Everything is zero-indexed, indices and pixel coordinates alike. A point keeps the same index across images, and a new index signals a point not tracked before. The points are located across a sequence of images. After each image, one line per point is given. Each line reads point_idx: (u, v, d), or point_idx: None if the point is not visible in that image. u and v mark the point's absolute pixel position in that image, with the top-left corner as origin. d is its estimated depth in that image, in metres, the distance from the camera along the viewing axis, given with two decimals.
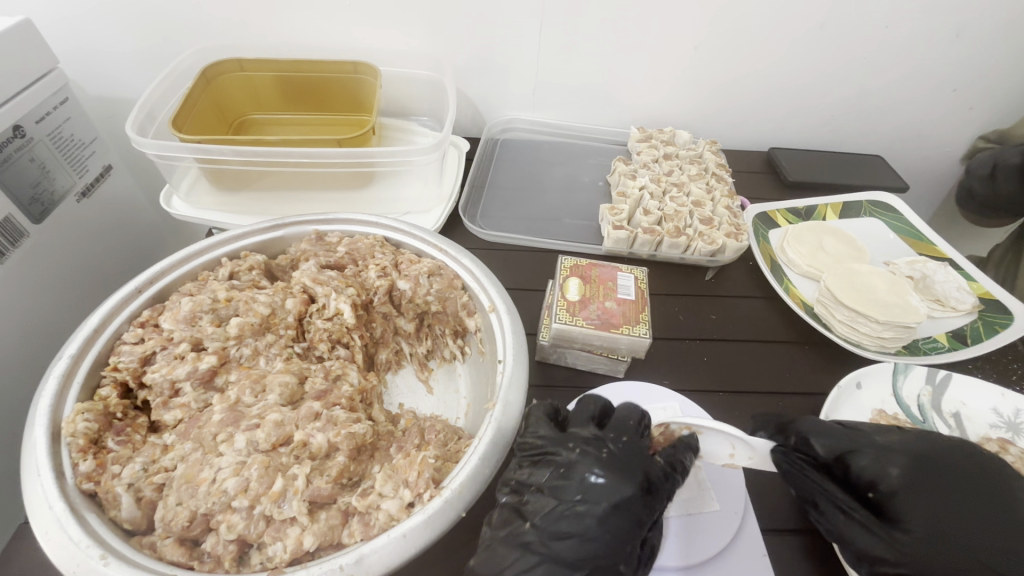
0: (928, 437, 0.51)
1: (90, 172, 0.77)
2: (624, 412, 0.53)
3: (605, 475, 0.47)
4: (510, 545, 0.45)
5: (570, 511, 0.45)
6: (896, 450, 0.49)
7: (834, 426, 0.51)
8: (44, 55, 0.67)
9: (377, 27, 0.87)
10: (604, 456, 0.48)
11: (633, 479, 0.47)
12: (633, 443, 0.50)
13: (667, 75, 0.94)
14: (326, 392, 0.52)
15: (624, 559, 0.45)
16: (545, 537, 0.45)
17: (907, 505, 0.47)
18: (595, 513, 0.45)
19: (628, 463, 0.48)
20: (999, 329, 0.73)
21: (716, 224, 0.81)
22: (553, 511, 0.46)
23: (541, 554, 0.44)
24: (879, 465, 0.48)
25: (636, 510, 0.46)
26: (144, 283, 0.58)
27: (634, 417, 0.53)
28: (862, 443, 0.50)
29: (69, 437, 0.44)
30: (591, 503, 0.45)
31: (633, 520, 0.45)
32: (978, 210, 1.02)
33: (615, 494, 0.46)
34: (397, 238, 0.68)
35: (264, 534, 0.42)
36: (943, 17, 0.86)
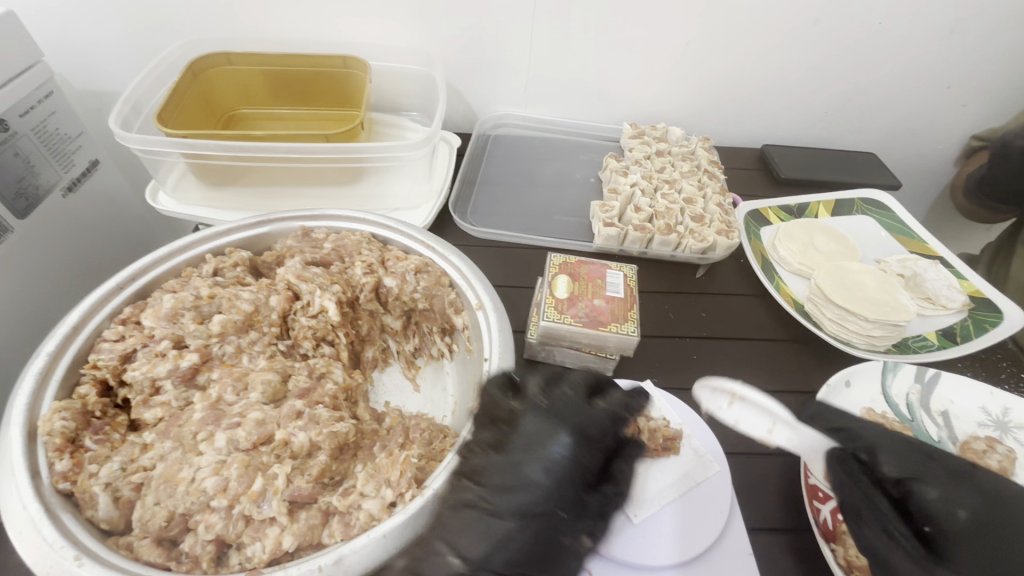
0: (999, 483, 0.48)
1: (75, 166, 0.76)
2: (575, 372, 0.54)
3: (546, 424, 0.48)
4: (455, 510, 0.44)
5: (515, 466, 0.46)
6: (969, 494, 0.46)
7: (906, 450, 0.50)
8: (28, 46, 0.65)
9: (367, 20, 0.86)
10: (546, 408, 0.50)
11: (570, 425, 0.48)
12: (575, 395, 0.51)
13: (660, 71, 0.94)
14: (309, 391, 0.52)
15: (567, 508, 0.45)
16: (487, 490, 0.45)
17: (961, 548, 0.44)
18: (536, 461, 0.46)
19: (568, 412, 0.49)
20: (989, 327, 0.73)
21: (707, 221, 0.80)
22: (497, 466, 0.46)
23: (483, 508, 0.44)
24: (948, 500, 0.46)
25: (577, 457, 0.47)
26: (126, 279, 0.57)
27: (585, 377, 0.53)
28: (932, 474, 0.48)
29: (46, 436, 0.44)
30: (533, 454, 0.46)
31: (573, 465, 0.46)
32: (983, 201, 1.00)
33: (555, 442, 0.47)
34: (385, 234, 0.67)
35: (243, 534, 0.42)
36: (939, 13, 0.85)
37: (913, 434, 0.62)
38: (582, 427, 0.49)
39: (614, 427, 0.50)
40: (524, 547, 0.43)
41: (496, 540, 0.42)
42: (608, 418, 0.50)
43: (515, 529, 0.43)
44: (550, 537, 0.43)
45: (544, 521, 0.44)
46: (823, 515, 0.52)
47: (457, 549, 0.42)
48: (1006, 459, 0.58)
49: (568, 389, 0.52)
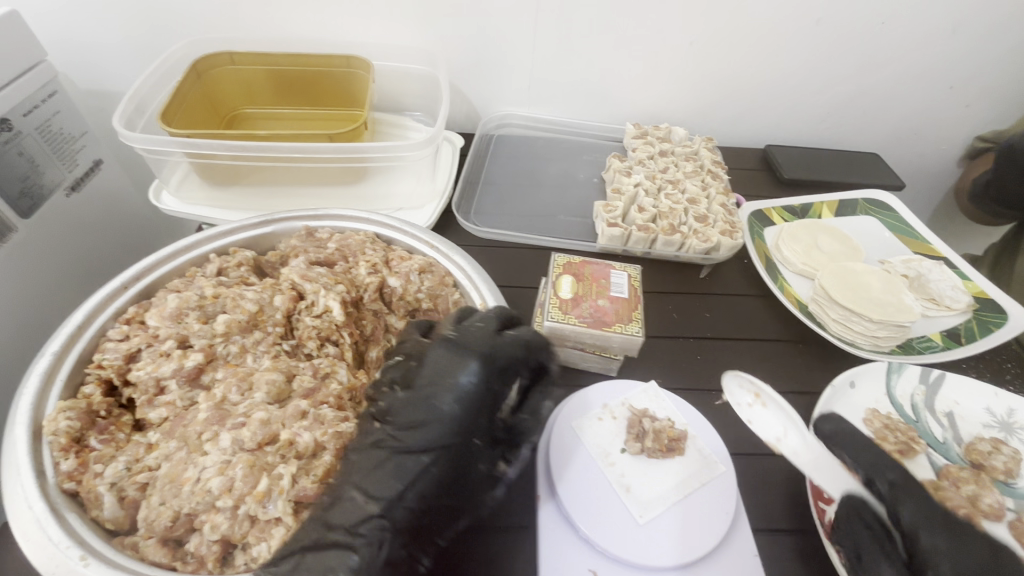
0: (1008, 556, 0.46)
1: (79, 167, 0.76)
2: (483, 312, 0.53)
3: (449, 358, 0.48)
4: (367, 449, 0.46)
5: (421, 402, 0.46)
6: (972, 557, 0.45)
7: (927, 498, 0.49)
8: (32, 46, 0.66)
9: (369, 20, 0.86)
10: (450, 341, 0.49)
11: (474, 355, 0.48)
12: (482, 328, 0.50)
13: (662, 71, 0.94)
14: (314, 391, 0.52)
15: (478, 434, 0.48)
16: (394, 429, 0.46)
17: None
18: (439, 394, 0.46)
19: (472, 344, 0.49)
20: (993, 328, 0.73)
21: (711, 221, 0.80)
22: (401, 404, 0.47)
23: (392, 448, 0.45)
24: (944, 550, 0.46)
25: (483, 384, 0.47)
26: (130, 279, 0.57)
27: (494, 315, 0.52)
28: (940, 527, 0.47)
29: (51, 436, 0.44)
30: (436, 388, 0.47)
31: (480, 395, 0.47)
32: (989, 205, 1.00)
33: (459, 373, 0.47)
34: (389, 234, 0.68)
35: (248, 534, 0.42)
36: (942, 14, 0.85)
37: (919, 435, 0.62)
38: (488, 357, 0.48)
39: (521, 360, 0.50)
40: (435, 478, 0.45)
41: (408, 478, 0.44)
42: (515, 348, 0.50)
43: (425, 462, 0.45)
44: (463, 464, 0.46)
45: (451, 451, 0.46)
46: (829, 515, 0.52)
47: (365, 491, 0.43)
48: (1012, 461, 0.58)
49: (477, 324, 0.51)
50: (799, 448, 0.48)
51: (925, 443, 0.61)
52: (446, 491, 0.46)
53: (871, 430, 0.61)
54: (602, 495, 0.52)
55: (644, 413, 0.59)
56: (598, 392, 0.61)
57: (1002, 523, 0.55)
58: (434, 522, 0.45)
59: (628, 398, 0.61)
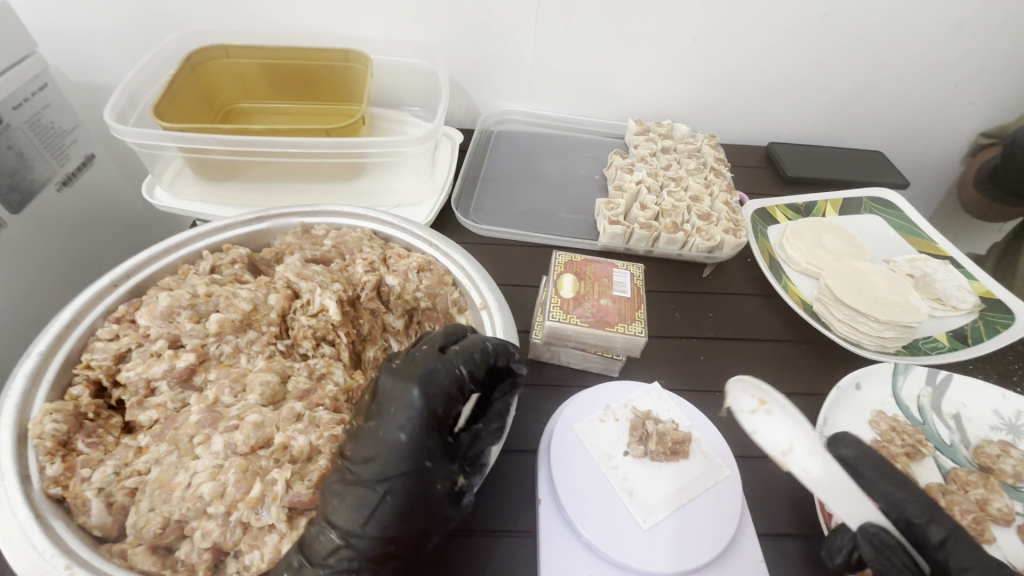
0: None
1: (70, 161, 0.74)
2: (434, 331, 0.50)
3: (391, 382, 0.44)
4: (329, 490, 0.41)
5: (368, 431, 0.42)
6: None
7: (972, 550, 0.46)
8: (20, 37, 0.64)
9: (365, 12, 0.84)
10: (395, 365, 0.45)
11: (416, 376, 0.44)
12: (428, 349, 0.47)
13: (665, 67, 0.92)
14: (309, 392, 0.50)
15: (432, 458, 0.42)
16: (351, 463, 0.41)
17: None
18: (385, 421, 0.42)
19: (416, 366, 0.45)
20: (1000, 329, 0.72)
21: (715, 219, 0.79)
22: (355, 438, 0.43)
23: (351, 481, 0.41)
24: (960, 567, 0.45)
25: (427, 406, 0.43)
26: (120, 277, 0.56)
27: (442, 335, 0.49)
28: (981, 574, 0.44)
29: (36, 439, 0.42)
30: (378, 416, 0.42)
31: (426, 416, 0.42)
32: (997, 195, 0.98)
33: (402, 396, 0.43)
34: (386, 231, 0.66)
35: (240, 542, 0.41)
36: (949, 9, 0.84)
37: (926, 437, 0.61)
38: (428, 378, 0.44)
39: (472, 374, 0.46)
40: (396, 508, 0.40)
41: (369, 511, 0.39)
42: (459, 366, 0.46)
43: (383, 494, 0.40)
44: (423, 491, 0.41)
45: (409, 481, 0.41)
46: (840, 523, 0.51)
47: (334, 524, 0.40)
48: (1021, 464, 0.57)
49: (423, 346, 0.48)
50: (805, 464, 0.44)
51: (933, 445, 0.60)
52: (411, 522, 0.41)
53: (877, 432, 0.60)
54: (604, 501, 0.51)
55: (648, 415, 0.57)
56: (599, 394, 0.60)
57: (1010, 527, 0.54)
58: (406, 550, 0.41)
59: (631, 399, 0.60)
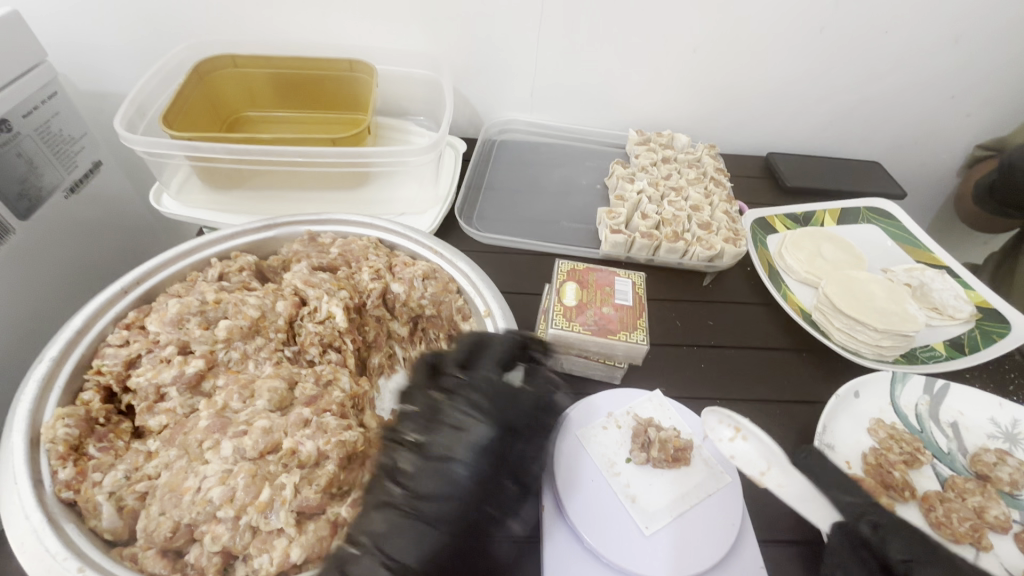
0: None
1: (78, 168, 0.75)
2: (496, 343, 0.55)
3: (470, 417, 0.50)
4: (380, 512, 0.45)
5: (435, 467, 0.48)
6: None
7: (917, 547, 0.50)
8: (32, 47, 0.65)
9: (372, 24, 0.86)
10: (472, 399, 0.51)
11: (493, 418, 0.51)
12: (500, 381, 0.53)
13: (666, 78, 0.94)
14: (316, 398, 0.51)
15: (494, 501, 0.49)
16: (412, 496, 0.46)
17: None
18: (457, 458, 0.48)
19: (493, 400, 0.51)
20: (996, 338, 0.73)
21: (715, 228, 0.80)
22: (419, 468, 0.47)
23: (410, 514, 0.45)
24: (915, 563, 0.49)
25: (500, 447, 0.50)
26: (130, 283, 0.56)
27: (505, 358, 0.54)
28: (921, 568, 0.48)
29: (49, 443, 0.43)
30: (452, 455, 0.48)
31: (495, 460, 0.49)
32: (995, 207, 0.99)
33: (479, 436, 0.49)
34: (392, 239, 0.67)
35: (250, 546, 0.41)
36: (944, 23, 0.86)
37: (924, 445, 0.62)
38: (508, 415, 0.51)
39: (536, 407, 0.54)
40: (449, 546, 0.45)
41: (427, 544, 0.45)
42: (533, 402, 0.54)
43: (442, 530, 0.46)
44: (475, 532, 0.47)
45: (468, 518, 0.47)
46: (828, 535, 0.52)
47: (387, 554, 0.43)
48: (1017, 472, 0.58)
49: (491, 372, 0.53)
50: (784, 481, 0.53)
51: (930, 454, 0.61)
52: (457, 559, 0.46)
53: (875, 440, 0.61)
54: (607, 507, 0.52)
55: (650, 422, 0.58)
56: (602, 402, 0.61)
57: (1007, 535, 0.55)
58: None
59: (634, 407, 0.60)
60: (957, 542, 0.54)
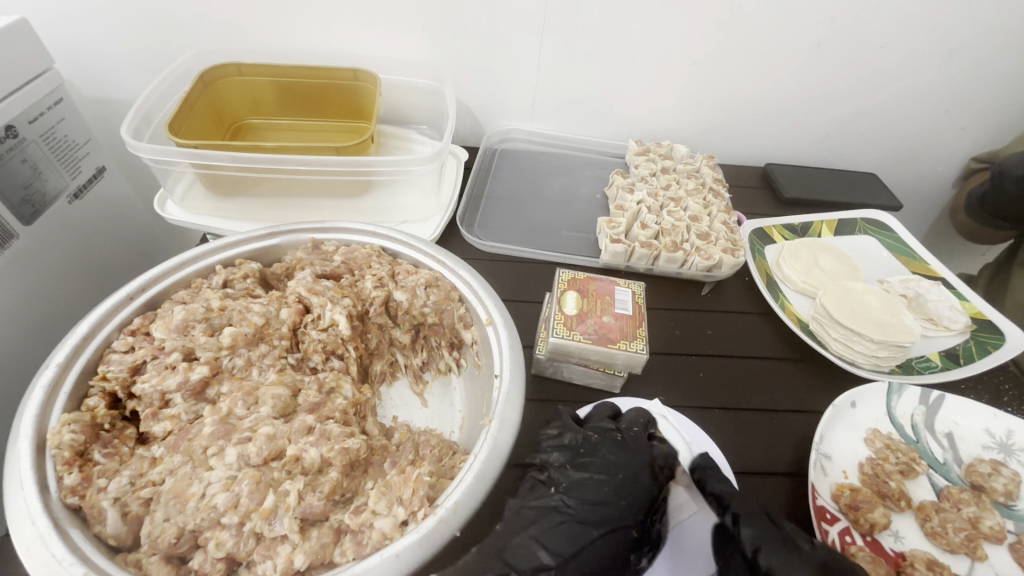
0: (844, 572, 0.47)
1: (82, 174, 0.76)
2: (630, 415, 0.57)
3: (620, 456, 0.52)
4: (538, 508, 0.49)
5: (590, 481, 0.50)
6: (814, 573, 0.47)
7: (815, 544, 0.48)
8: (39, 54, 0.66)
9: (377, 35, 0.87)
10: (616, 439, 0.53)
11: (643, 458, 0.52)
12: (640, 432, 0.55)
13: (665, 90, 0.95)
14: (319, 405, 0.52)
15: (638, 527, 0.50)
16: (567, 499, 0.49)
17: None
18: (612, 482, 0.50)
19: (640, 447, 0.54)
20: (991, 349, 0.74)
21: (713, 239, 0.81)
22: (577, 481, 0.50)
23: (563, 516, 0.49)
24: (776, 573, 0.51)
25: (648, 487, 0.51)
26: (136, 290, 0.57)
27: (644, 418, 0.57)
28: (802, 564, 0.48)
29: (54, 449, 0.43)
30: (607, 475, 0.51)
31: (646, 492, 0.51)
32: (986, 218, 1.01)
33: (631, 468, 0.51)
34: (395, 248, 0.67)
35: (254, 552, 0.42)
36: (937, 40, 0.87)
37: (920, 455, 0.62)
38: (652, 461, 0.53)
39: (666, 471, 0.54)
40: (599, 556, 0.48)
41: (580, 544, 0.47)
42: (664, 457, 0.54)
43: (596, 537, 0.48)
44: (617, 552, 0.48)
45: (617, 537, 0.49)
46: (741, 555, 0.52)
47: (546, 547, 0.47)
48: (1012, 483, 0.59)
49: (634, 425, 0.56)
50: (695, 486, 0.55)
51: (926, 464, 0.62)
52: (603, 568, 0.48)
53: (872, 450, 0.62)
54: None
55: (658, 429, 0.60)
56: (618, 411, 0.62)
57: (1001, 544, 0.56)
58: None
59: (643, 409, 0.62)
60: (953, 551, 0.55)
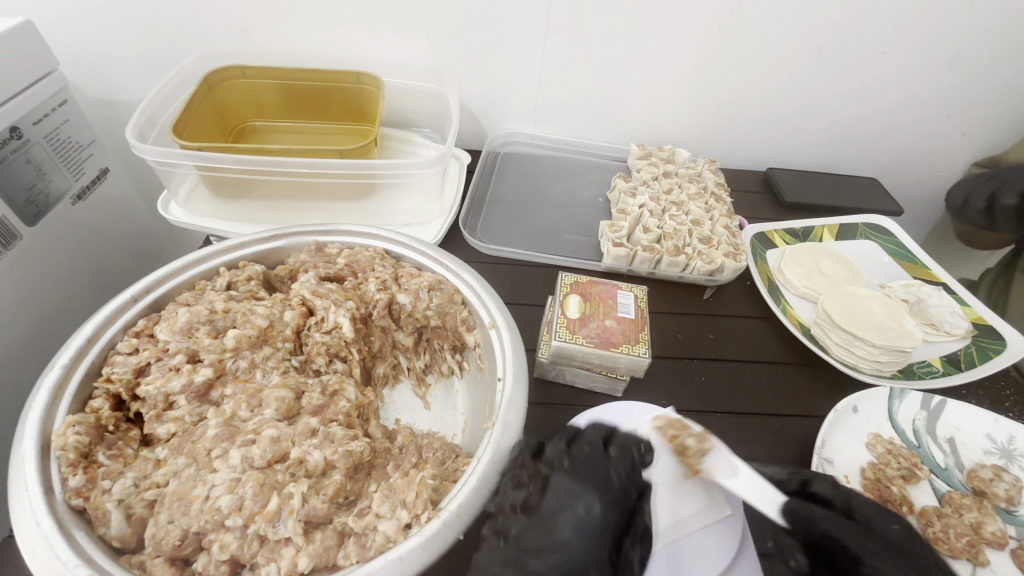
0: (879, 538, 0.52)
1: (86, 175, 0.76)
2: (590, 433, 0.51)
3: (567, 485, 0.45)
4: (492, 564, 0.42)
5: (542, 525, 0.43)
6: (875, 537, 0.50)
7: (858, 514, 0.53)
8: (44, 56, 0.66)
9: (381, 39, 0.88)
10: (567, 468, 0.47)
11: (597, 482, 0.45)
12: (592, 452, 0.48)
13: (667, 95, 0.96)
14: (323, 408, 0.52)
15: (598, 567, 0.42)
16: (515, 547, 0.42)
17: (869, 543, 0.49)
18: (563, 524, 0.43)
19: (592, 470, 0.46)
20: (992, 355, 0.74)
21: (715, 243, 0.81)
22: (526, 530, 0.43)
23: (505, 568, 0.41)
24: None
25: (603, 516, 0.44)
26: (140, 291, 0.57)
27: (600, 435, 0.50)
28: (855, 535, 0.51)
29: (59, 451, 0.43)
30: (560, 515, 0.43)
31: (600, 524, 0.43)
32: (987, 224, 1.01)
33: (584, 501, 0.44)
34: (398, 251, 0.67)
35: (257, 555, 0.42)
36: (938, 46, 0.88)
37: (922, 460, 0.62)
38: (604, 484, 0.45)
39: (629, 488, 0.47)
40: None
41: None
42: (624, 473, 0.47)
43: None
44: None
45: None
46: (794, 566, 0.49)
47: None
48: (1014, 488, 0.59)
49: (587, 444, 0.49)
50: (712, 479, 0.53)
51: (927, 469, 0.62)
52: None
53: (874, 455, 0.62)
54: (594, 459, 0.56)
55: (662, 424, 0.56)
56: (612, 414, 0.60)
57: (1003, 550, 0.56)
58: None
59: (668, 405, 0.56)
60: (955, 556, 0.55)
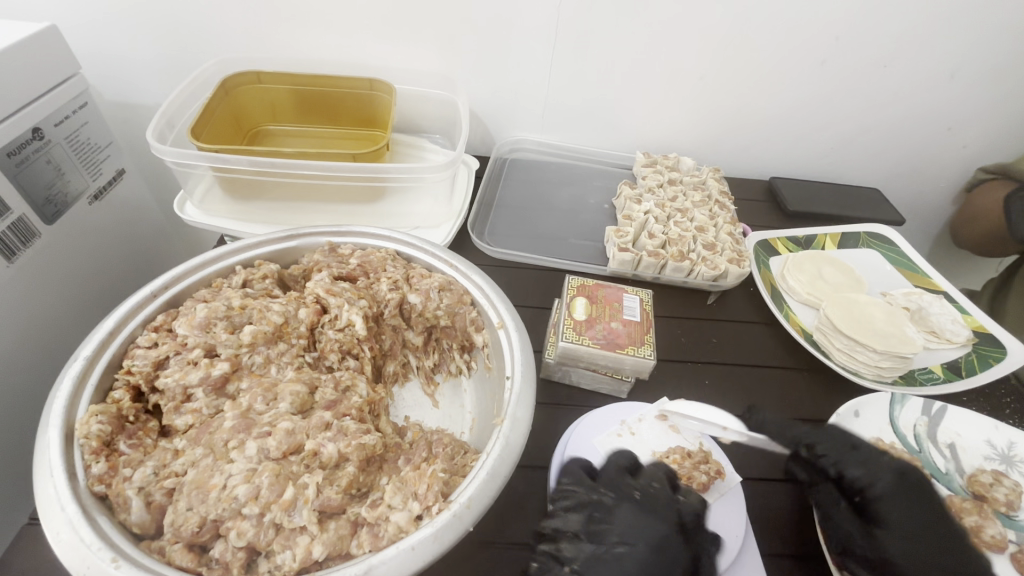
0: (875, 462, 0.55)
1: (103, 175, 0.78)
2: (653, 469, 0.56)
3: (640, 516, 0.51)
4: None
5: (609, 554, 0.49)
6: (873, 469, 0.54)
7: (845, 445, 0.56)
8: (66, 59, 0.68)
9: (393, 45, 0.90)
10: (636, 500, 0.52)
11: (667, 519, 0.51)
12: (661, 487, 0.54)
13: (672, 104, 0.97)
14: (336, 403, 0.53)
15: None
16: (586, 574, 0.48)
17: (887, 505, 0.52)
18: (636, 554, 0.48)
19: (662, 507, 0.52)
20: (993, 362, 0.75)
21: (719, 249, 0.83)
22: (592, 556, 0.49)
23: None
24: (868, 474, 0.54)
25: (673, 552, 0.49)
26: (160, 287, 0.58)
27: (665, 471, 0.56)
28: (853, 457, 0.55)
29: (82, 439, 0.45)
30: (629, 545, 0.49)
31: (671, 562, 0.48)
32: (989, 234, 1.02)
33: (654, 536, 0.49)
34: (409, 252, 0.69)
35: (273, 542, 0.43)
36: (938, 59, 0.90)
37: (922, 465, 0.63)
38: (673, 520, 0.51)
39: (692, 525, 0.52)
40: None
41: None
42: (692, 510, 0.52)
43: None
44: None
45: None
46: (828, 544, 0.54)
47: None
48: (1013, 493, 0.59)
49: (654, 480, 0.54)
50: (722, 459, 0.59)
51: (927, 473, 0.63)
52: None
53: None
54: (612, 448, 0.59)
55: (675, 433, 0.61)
56: (621, 418, 0.62)
57: (1003, 555, 0.56)
58: None
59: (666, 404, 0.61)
60: None
